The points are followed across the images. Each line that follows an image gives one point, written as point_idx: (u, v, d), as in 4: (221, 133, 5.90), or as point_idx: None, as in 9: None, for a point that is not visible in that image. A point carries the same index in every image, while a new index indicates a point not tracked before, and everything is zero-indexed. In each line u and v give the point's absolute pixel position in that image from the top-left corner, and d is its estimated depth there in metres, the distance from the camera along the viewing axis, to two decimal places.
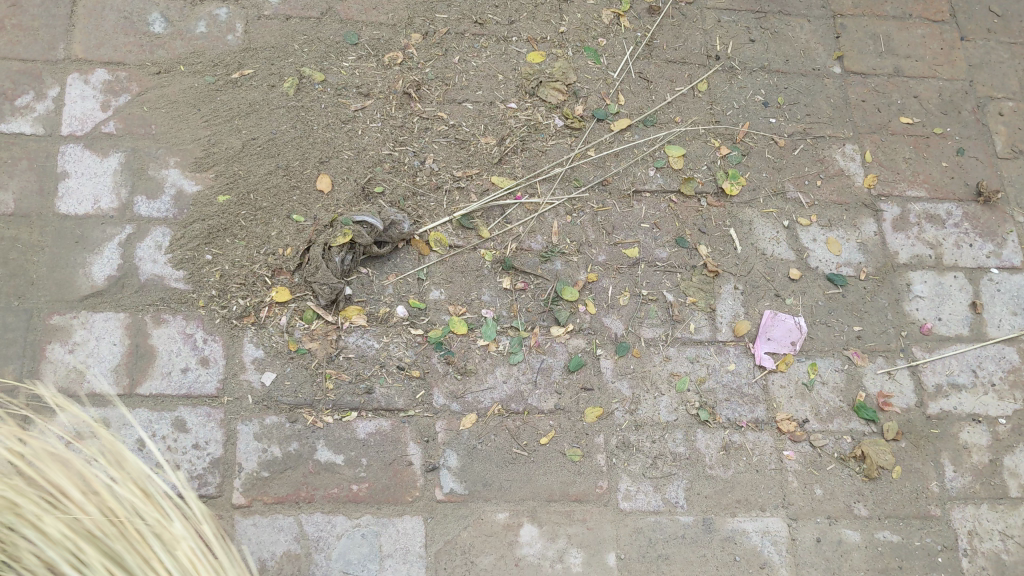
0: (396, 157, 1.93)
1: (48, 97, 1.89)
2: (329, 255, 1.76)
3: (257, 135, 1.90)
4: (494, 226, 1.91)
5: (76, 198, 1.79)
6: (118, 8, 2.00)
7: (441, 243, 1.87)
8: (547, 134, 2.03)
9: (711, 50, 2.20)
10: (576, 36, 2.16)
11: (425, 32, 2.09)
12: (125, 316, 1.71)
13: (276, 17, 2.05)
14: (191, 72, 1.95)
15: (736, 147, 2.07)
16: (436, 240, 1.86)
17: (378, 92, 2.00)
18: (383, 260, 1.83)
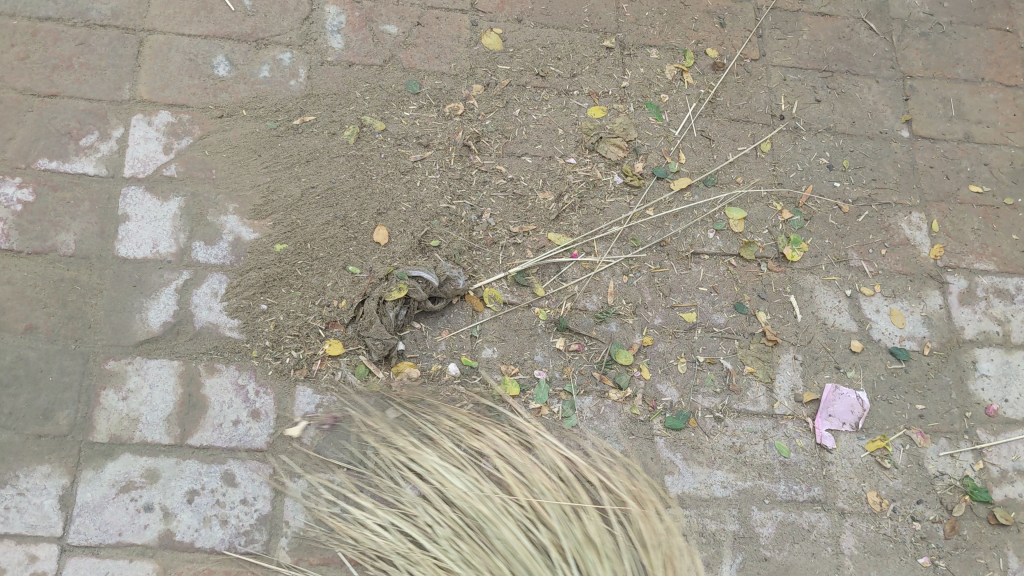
0: (453, 210, 1.92)
1: (113, 138, 1.89)
2: (383, 309, 1.75)
3: (317, 183, 1.89)
4: (549, 284, 1.89)
5: (135, 241, 1.79)
6: (184, 50, 2.01)
7: (495, 299, 1.85)
8: (606, 190, 2.00)
9: (776, 108, 2.16)
10: (638, 91, 2.13)
11: (486, 83, 2.08)
12: (179, 364, 1.70)
13: (338, 64, 2.05)
14: (254, 116, 1.95)
15: (798, 211, 2.03)
16: (491, 296, 1.85)
17: (437, 143, 1.99)
18: (436, 315, 1.82)
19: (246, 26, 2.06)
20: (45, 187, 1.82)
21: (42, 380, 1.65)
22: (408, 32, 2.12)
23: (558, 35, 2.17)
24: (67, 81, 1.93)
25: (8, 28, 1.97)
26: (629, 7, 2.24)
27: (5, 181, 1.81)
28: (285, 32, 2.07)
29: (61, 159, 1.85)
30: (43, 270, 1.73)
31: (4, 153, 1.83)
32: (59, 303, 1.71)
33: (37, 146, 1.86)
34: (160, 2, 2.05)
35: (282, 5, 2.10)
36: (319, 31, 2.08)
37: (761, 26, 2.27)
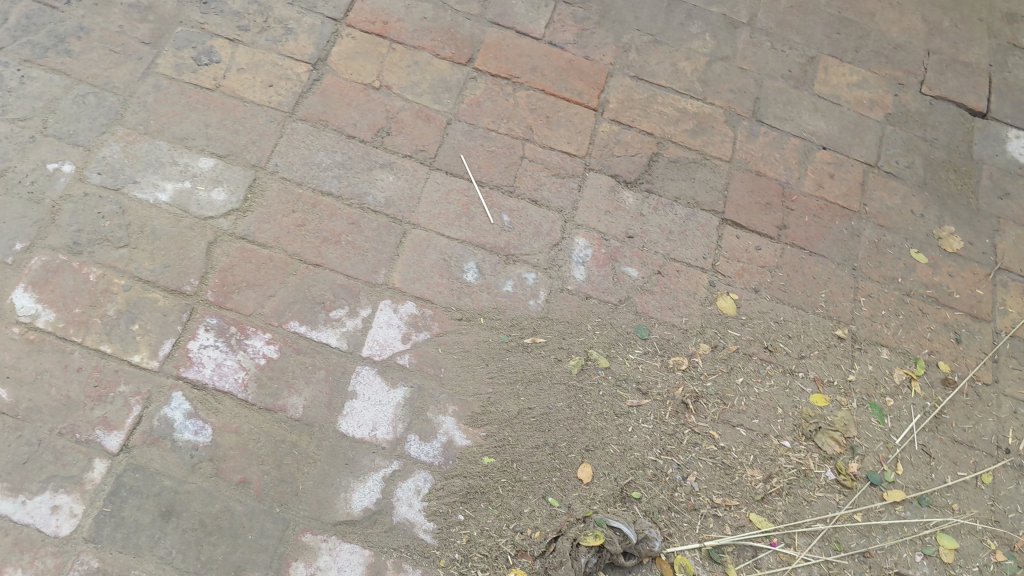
0: (659, 465, 1.90)
1: (359, 316, 1.98)
2: (576, 553, 1.73)
3: (534, 405, 1.92)
4: (743, 566, 1.83)
5: (357, 419, 1.85)
6: (441, 249, 2.11)
7: (686, 570, 1.79)
8: (816, 484, 1.96)
9: (1002, 440, 2.12)
10: (863, 387, 2.12)
11: (714, 344, 2.09)
12: (370, 554, 1.72)
13: (577, 293, 2.11)
14: (490, 326, 2.02)
15: (1013, 555, 1.97)
16: (682, 565, 1.80)
17: (656, 393, 1.99)
18: (625, 570, 1.78)
19: (501, 239, 2.15)
20: (290, 348, 1.91)
21: (242, 536, 1.70)
22: (648, 278, 2.16)
23: (793, 313, 2.19)
24: (332, 255, 2.04)
25: (293, 194, 2.11)
26: (867, 301, 2.26)
27: (256, 334, 1.91)
28: (535, 253, 2.15)
29: (310, 325, 1.95)
30: (268, 427, 1.81)
31: (262, 308, 1.95)
32: (275, 463, 1.78)
33: (292, 308, 1.96)
34: (429, 200, 2.18)
35: (536, 227, 2.19)
36: (566, 259, 2.15)
37: (999, 351, 2.26)
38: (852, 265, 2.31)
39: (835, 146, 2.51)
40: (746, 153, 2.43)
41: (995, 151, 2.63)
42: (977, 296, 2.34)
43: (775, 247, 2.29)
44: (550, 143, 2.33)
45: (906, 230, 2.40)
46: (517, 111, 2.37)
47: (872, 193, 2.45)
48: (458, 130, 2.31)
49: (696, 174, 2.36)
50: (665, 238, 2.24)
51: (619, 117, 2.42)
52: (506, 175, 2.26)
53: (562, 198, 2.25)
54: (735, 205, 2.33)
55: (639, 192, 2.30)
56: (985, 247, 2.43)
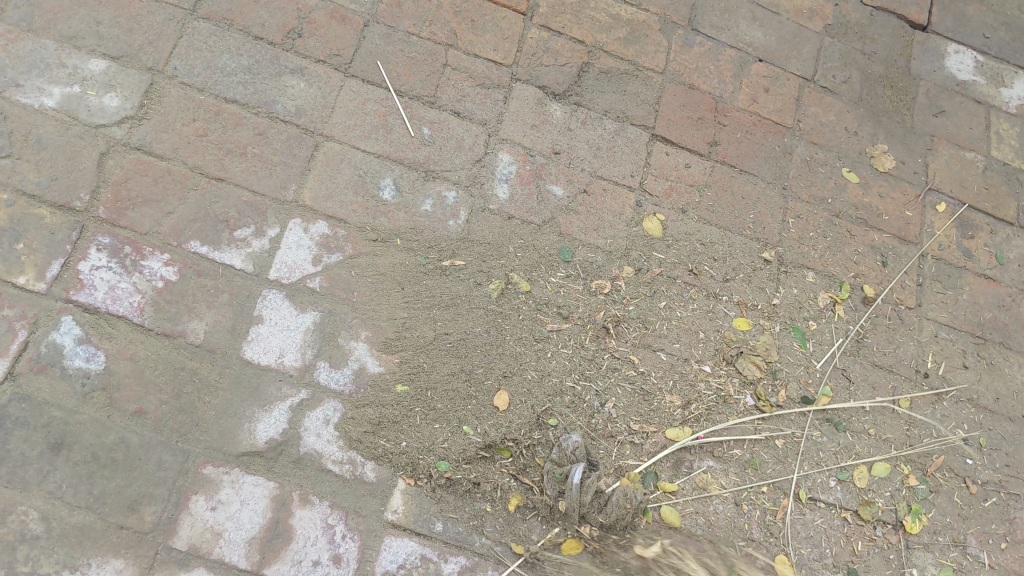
0: (577, 391, 1.86)
1: (266, 236, 1.87)
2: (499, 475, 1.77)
3: (450, 331, 1.86)
4: (682, 480, 1.86)
5: (263, 346, 1.78)
6: (356, 164, 1.99)
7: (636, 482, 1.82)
8: (738, 410, 1.95)
9: (921, 364, 2.13)
10: (787, 312, 2.10)
11: (638, 267, 2.04)
12: (274, 486, 1.69)
13: (499, 213, 2.02)
14: (407, 248, 1.93)
15: (925, 480, 2.00)
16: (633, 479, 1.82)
17: (578, 317, 1.94)
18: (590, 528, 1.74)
19: (421, 154, 2.04)
20: (190, 270, 1.80)
21: (139, 469, 1.65)
22: (574, 197, 2.09)
23: (719, 234, 2.14)
24: (237, 169, 1.91)
25: (194, 102, 1.95)
26: (795, 221, 2.21)
27: (153, 254, 1.80)
28: (456, 169, 2.05)
29: (212, 245, 1.83)
30: (166, 354, 1.73)
31: (160, 226, 1.83)
32: (174, 392, 1.70)
33: (192, 227, 1.84)
34: (344, 110, 2.04)
35: (458, 141, 2.08)
36: (488, 176, 2.06)
37: (923, 275, 2.24)
38: (782, 185, 2.25)
39: (771, 59, 2.42)
40: (679, 64, 2.33)
41: (933, 66, 2.55)
42: (905, 219, 2.30)
43: (706, 164, 2.22)
44: (476, 50, 2.20)
45: (838, 148, 2.34)
46: (441, 14, 2.21)
47: (806, 109, 2.37)
48: (376, 33, 2.14)
49: (627, 87, 2.26)
50: (592, 154, 2.15)
51: (549, 23, 2.29)
52: (427, 84, 2.12)
53: (486, 110, 2.13)
54: (665, 120, 2.25)
55: (567, 104, 2.20)
56: (917, 167, 2.38)
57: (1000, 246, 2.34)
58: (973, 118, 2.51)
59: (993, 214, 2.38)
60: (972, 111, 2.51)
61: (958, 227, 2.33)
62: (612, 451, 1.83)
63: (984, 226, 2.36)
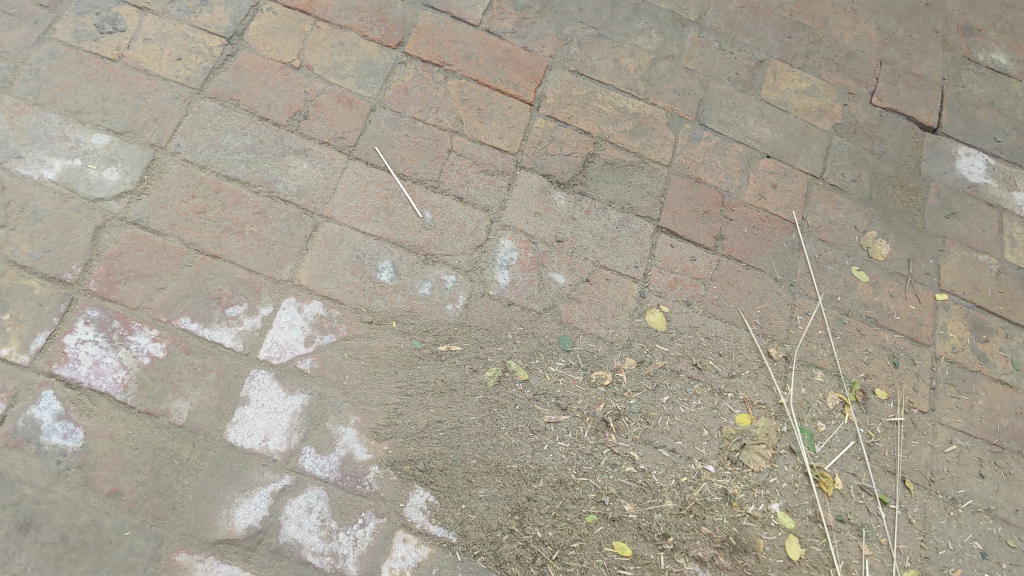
0: (576, 485, 1.79)
1: (259, 314, 1.82)
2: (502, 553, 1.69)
3: (444, 419, 1.79)
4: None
5: (247, 429, 1.70)
6: (354, 245, 1.95)
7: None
8: (743, 513, 1.83)
9: (935, 472, 2.00)
10: (795, 412, 2.00)
11: (640, 359, 1.99)
12: None
13: (499, 299, 1.97)
14: (402, 331, 1.87)
15: None
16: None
17: (576, 409, 1.88)
18: None
19: (421, 238, 2.00)
20: (178, 346, 1.75)
21: (109, 554, 1.56)
22: (575, 286, 2.05)
23: (725, 329, 2.08)
24: (234, 247, 1.88)
25: (195, 178, 1.94)
26: (803, 318, 2.15)
27: (141, 329, 1.75)
28: (457, 254, 2.01)
29: (202, 323, 1.79)
30: (147, 433, 1.66)
31: (150, 300, 1.79)
32: (152, 473, 1.63)
33: (183, 302, 1.80)
34: (345, 191, 2.02)
35: (460, 227, 2.04)
36: (489, 261, 2.02)
37: (936, 378, 2.14)
38: (790, 281, 2.20)
39: (779, 155, 2.40)
40: (686, 158, 2.32)
41: (943, 168, 2.51)
42: (917, 319, 2.21)
43: (711, 258, 2.18)
44: (481, 137, 2.20)
45: (847, 246, 2.29)
46: (448, 101, 2.23)
47: (814, 206, 2.34)
48: (382, 117, 2.15)
49: (632, 178, 2.25)
50: (596, 244, 2.12)
51: (555, 114, 2.30)
52: (432, 169, 2.11)
53: (489, 196, 2.11)
54: (671, 212, 2.22)
55: (571, 193, 2.18)
56: (928, 267, 2.31)
57: (1016, 351, 2.23)
58: (986, 220, 2.44)
59: (1009, 317, 2.28)
60: (985, 214, 2.45)
61: (971, 329, 2.24)
62: (622, 543, 1.74)
63: (999, 329, 2.26)
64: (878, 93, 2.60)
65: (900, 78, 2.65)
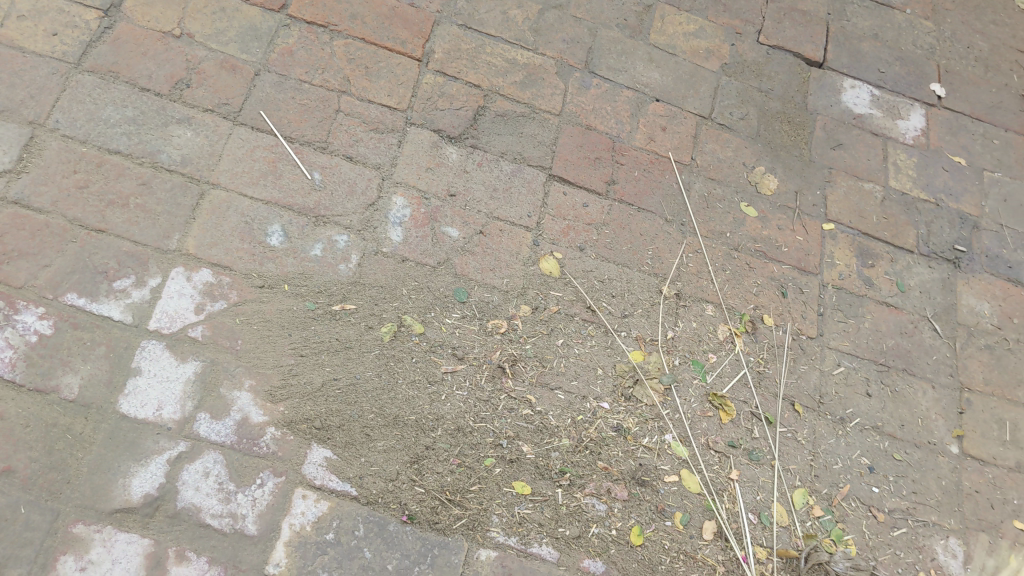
0: (474, 431, 1.83)
1: (147, 286, 1.83)
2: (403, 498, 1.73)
3: (339, 376, 1.81)
4: (576, 524, 1.79)
5: (140, 399, 1.72)
6: (242, 211, 1.96)
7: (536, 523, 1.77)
8: (637, 446, 1.90)
9: (824, 394, 2.09)
10: (687, 346, 2.07)
11: (535, 306, 2.02)
12: (148, 543, 1.61)
13: (392, 256, 1.99)
14: (294, 293, 1.89)
15: (830, 509, 1.95)
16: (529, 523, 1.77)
17: (473, 357, 1.91)
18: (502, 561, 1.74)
19: (310, 199, 2.01)
20: (66, 323, 1.76)
21: (4, 530, 1.57)
22: (469, 238, 2.08)
23: (618, 271, 2.13)
24: (118, 220, 1.88)
25: (75, 153, 1.92)
26: (694, 256, 2.20)
27: (27, 308, 1.75)
28: (348, 214, 2.02)
29: (90, 298, 1.79)
30: (38, 410, 1.67)
31: (35, 279, 1.78)
32: (45, 449, 1.64)
33: (69, 279, 1.80)
34: (231, 157, 2.02)
35: (350, 186, 2.06)
36: (381, 219, 2.03)
37: (824, 305, 2.21)
38: (681, 220, 2.25)
39: (668, 98, 2.44)
40: (576, 106, 2.35)
41: (830, 101, 2.57)
42: (805, 250, 2.28)
43: (603, 203, 2.22)
44: (369, 95, 2.20)
45: (736, 183, 2.35)
46: (333, 61, 2.22)
47: (703, 146, 2.39)
48: (267, 81, 2.14)
49: (523, 128, 2.27)
50: (489, 195, 2.15)
51: (444, 68, 2.31)
52: (319, 130, 2.11)
53: (379, 154, 2.12)
54: (563, 160, 2.25)
55: (463, 146, 2.20)
56: (815, 199, 2.38)
57: (901, 274, 2.32)
58: (872, 150, 2.52)
59: (893, 242, 2.36)
60: (870, 144, 2.52)
61: (858, 256, 2.31)
62: (520, 483, 1.80)
63: (884, 254, 2.34)
64: (766, 32, 2.65)
65: (786, 15, 2.70)
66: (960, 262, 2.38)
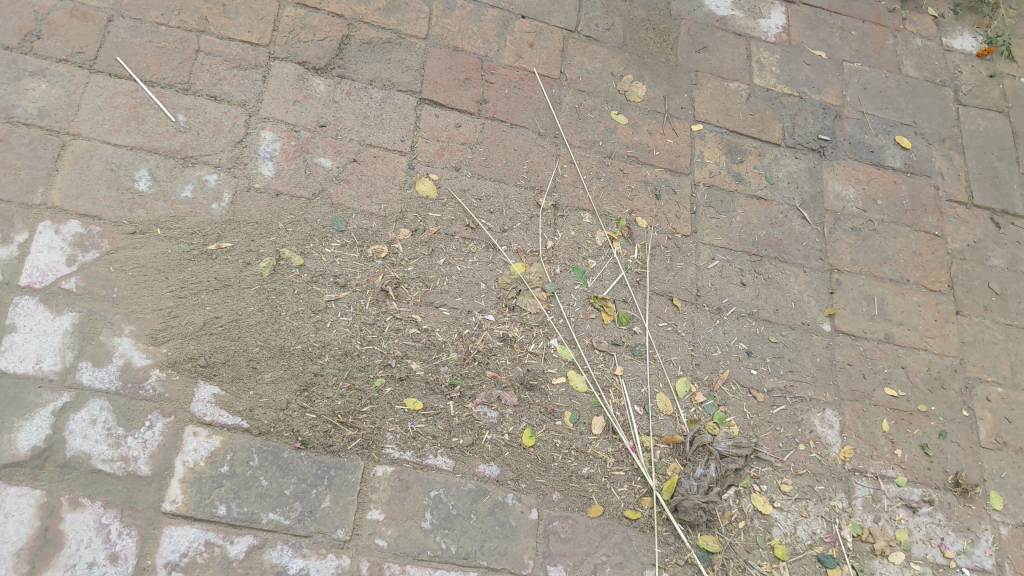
0: (362, 355, 1.86)
1: (14, 243, 1.80)
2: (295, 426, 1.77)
3: (221, 314, 1.83)
4: (469, 432, 1.85)
5: (18, 354, 1.71)
6: (107, 159, 1.94)
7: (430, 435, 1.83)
8: (523, 353, 1.96)
9: (701, 287, 2.18)
10: (567, 254, 2.13)
11: (414, 228, 2.05)
12: (41, 494, 1.62)
13: (266, 191, 2.00)
14: (168, 236, 1.88)
15: (712, 395, 2.04)
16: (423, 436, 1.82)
17: (355, 284, 1.94)
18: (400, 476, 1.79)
19: (177, 142, 2.00)
20: None
21: None
22: (342, 167, 2.09)
23: (494, 187, 2.17)
24: None
25: None
26: (568, 166, 2.25)
27: None
28: (216, 153, 2.01)
29: None
30: None
31: None
32: None
33: None
34: (90, 106, 1.98)
35: (216, 124, 2.04)
36: (251, 155, 2.03)
37: (696, 203, 2.29)
38: (553, 133, 2.29)
39: (534, 15, 2.47)
40: (442, 29, 2.36)
41: (693, 6, 2.63)
42: (675, 151, 2.35)
43: (476, 122, 2.25)
44: (229, 33, 2.17)
45: (605, 92, 2.40)
46: (190, 1, 2.19)
47: (571, 59, 2.43)
48: (121, 26, 2.10)
49: (390, 54, 2.28)
50: (360, 123, 2.16)
51: (304, 0, 2.29)
52: (180, 72, 2.08)
53: (244, 91, 2.11)
54: (432, 83, 2.27)
55: (330, 77, 2.19)
56: (682, 102, 2.45)
57: (769, 167, 2.41)
58: (735, 50, 2.59)
59: (760, 137, 2.45)
60: (733, 44, 2.59)
61: (726, 153, 2.40)
62: (412, 400, 1.84)
63: (752, 149, 2.42)
64: None
65: None
66: (825, 151, 2.48)
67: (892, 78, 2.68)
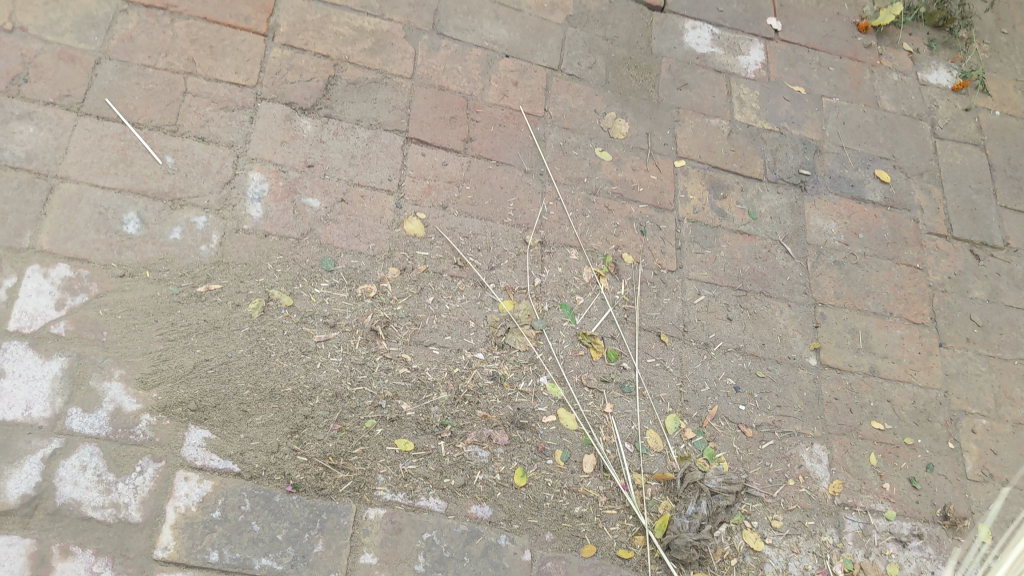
0: (353, 395, 1.86)
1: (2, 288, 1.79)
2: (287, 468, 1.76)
3: (211, 356, 1.82)
4: (461, 472, 1.85)
5: (6, 400, 1.70)
6: (95, 202, 1.93)
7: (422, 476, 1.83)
8: (513, 391, 1.97)
9: (687, 323, 2.20)
10: (555, 291, 2.14)
11: (403, 268, 2.06)
12: (31, 543, 1.60)
13: (254, 232, 2.00)
14: (157, 279, 1.88)
15: (701, 431, 2.05)
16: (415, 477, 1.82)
17: (345, 324, 1.94)
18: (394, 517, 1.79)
19: (165, 184, 2.00)
20: None
21: None
22: (331, 207, 2.09)
23: (482, 225, 2.19)
24: None
25: None
26: (554, 204, 2.27)
27: None
28: (204, 194, 2.02)
29: None
30: None
31: None
32: None
33: None
34: (78, 149, 1.98)
35: (205, 166, 2.05)
36: (239, 196, 2.04)
37: (681, 238, 2.32)
38: (540, 171, 2.32)
39: (518, 54, 2.50)
40: (428, 68, 2.38)
41: (673, 44, 2.67)
42: (659, 188, 2.38)
43: (462, 160, 2.27)
44: (216, 75, 2.18)
45: (590, 130, 2.43)
46: (176, 43, 2.19)
47: (555, 97, 2.45)
48: (108, 69, 2.10)
49: (376, 94, 2.29)
50: (348, 163, 2.17)
51: (291, 41, 2.30)
52: (167, 114, 2.09)
53: (232, 132, 2.11)
54: (418, 122, 2.29)
55: (317, 118, 2.20)
56: (666, 139, 2.48)
57: (752, 202, 2.44)
58: (716, 87, 2.63)
59: (742, 173, 2.49)
60: (714, 81, 2.64)
61: (709, 189, 2.43)
62: (403, 440, 1.84)
63: (734, 185, 2.46)
64: None
65: None
66: (806, 185, 2.52)
67: (870, 113, 2.73)
